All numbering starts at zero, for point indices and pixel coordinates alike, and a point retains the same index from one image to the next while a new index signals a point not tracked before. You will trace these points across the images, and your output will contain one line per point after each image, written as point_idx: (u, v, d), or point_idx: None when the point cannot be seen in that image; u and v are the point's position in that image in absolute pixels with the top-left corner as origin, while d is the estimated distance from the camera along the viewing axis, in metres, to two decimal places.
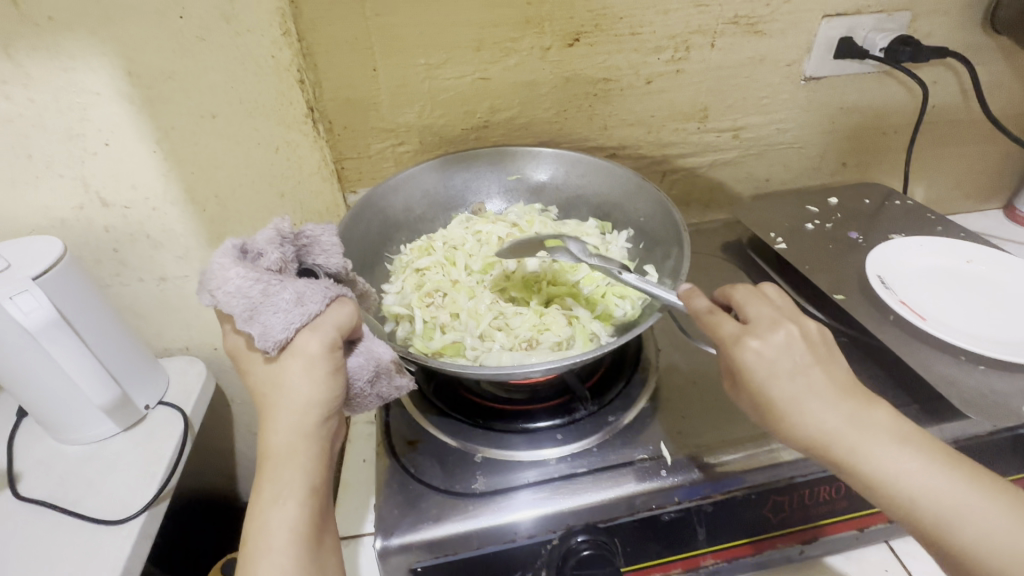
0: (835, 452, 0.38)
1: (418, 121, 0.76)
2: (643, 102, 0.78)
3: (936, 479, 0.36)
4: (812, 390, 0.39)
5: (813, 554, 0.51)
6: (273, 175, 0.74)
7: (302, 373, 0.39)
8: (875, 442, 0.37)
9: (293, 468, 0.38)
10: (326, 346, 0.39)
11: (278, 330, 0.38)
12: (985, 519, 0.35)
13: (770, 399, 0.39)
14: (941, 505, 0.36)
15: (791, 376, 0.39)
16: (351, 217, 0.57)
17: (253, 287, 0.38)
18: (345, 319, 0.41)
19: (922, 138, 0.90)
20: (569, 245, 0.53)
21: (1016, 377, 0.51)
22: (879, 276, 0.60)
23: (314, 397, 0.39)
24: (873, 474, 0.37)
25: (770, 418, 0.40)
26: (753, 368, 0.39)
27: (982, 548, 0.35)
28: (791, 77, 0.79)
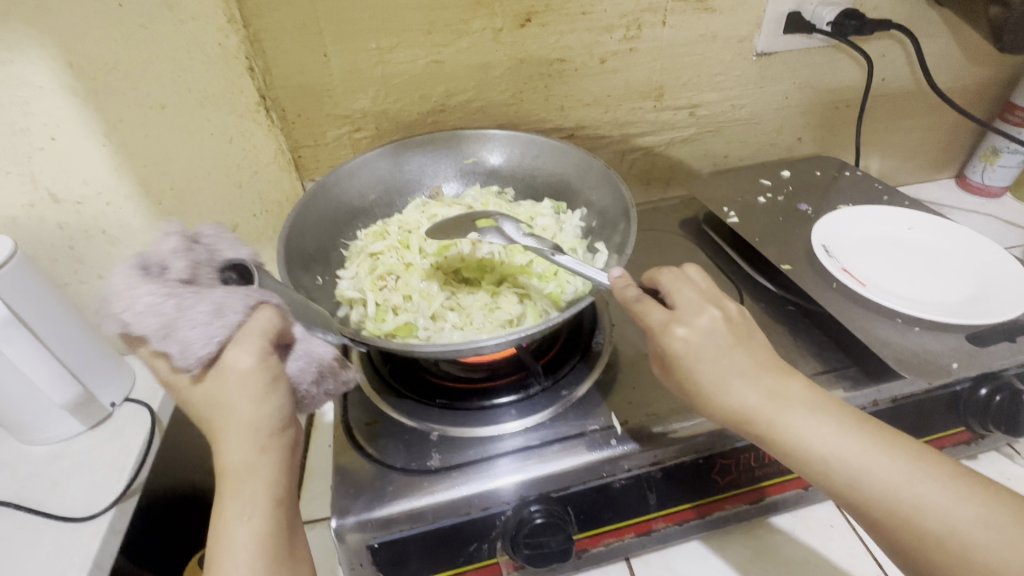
0: (754, 425, 0.41)
1: (373, 107, 0.76)
2: (598, 82, 0.79)
3: (844, 443, 0.39)
4: (732, 369, 0.42)
5: (761, 513, 0.54)
6: (229, 166, 0.74)
7: (240, 390, 0.38)
8: (785, 412, 0.40)
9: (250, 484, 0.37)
10: (256, 359, 0.38)
11: (199, 345, 0.37)
12: (887, 472, 0.38)
13: (696, 380, 0.42)
14: (850, 464, 0.38)
15: (713, 357, 0.42)
16: (300, 206, 0.56)
17: (166, 304, 0.37)
18: (268, 323, 0.39)
19: (874, 110, 0.91)
20: (502, 225, 0.55)
21: (948, 337, 0.53)
22: (823, 246, 0.62)
23: (260, 411, 0.38)
24: (787, 440, 0.40)
25: (698, 397, 0.43)
26: (681, 354, 0.42)
27: (890, 496, 0.37)
28: (743, 53, 0.80)
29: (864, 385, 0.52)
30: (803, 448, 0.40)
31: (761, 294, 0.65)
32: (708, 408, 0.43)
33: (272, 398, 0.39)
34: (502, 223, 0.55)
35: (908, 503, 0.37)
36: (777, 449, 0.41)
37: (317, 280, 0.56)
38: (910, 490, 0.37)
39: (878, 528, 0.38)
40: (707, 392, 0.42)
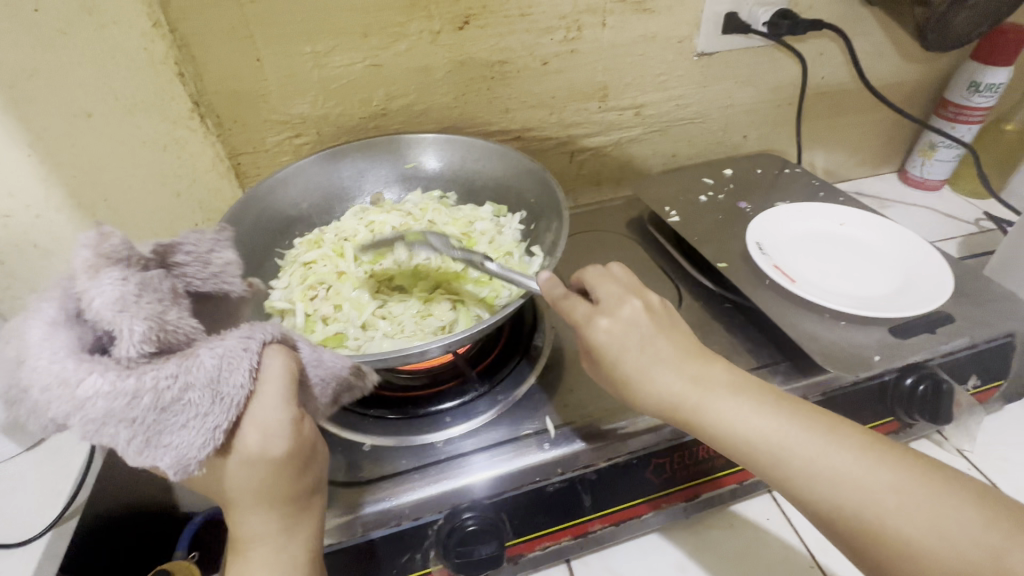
0: (682, 409, 0.41)
1: (312, 112, 0.74)
2: (541, 83, 0.78)
3: (765, 422, 0.40)
4: (654, 351, 0.42)
5: (700, 510, 0.54)
6: (165, 174, 0.73)
7: (273, 471, 0.36)
8: (702, 386, 0.41)
9: (293, 558, 0.38)
10: (294, 441, 0.36)
11: (195, 446, 0.32)
12: (803, 445, 0.39)
13: (622, 371, 0.43)
14: (770, 444, 0.39)
15: (637, 336, 0.42)
16: (227, 217, 0.55)
17: (138, 404, 0.30)
18: (292, 380, 0.36)
19: (816, 107, 0.93)
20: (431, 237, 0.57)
21: (872, 330, 0.54)
22: (757, 243, 0.63)
23: (300, 487, 0.38)
24: (707, 420, 0.41)
25: (626, 389, 0.43)
26: (607, 346, 0.43)
27: (808, 473, 0.38)
28: (684, 53, 0.81)
29: (794, 378, 0.53)
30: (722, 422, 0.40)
31: (701, 292, 0.65)
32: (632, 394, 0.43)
33: (317, 464, 0.39)
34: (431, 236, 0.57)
35: (825, 470, 0.38)
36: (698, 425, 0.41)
37: None
38: (825, 461, 0.38)
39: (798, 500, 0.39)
40: (632, 371, 0.42)
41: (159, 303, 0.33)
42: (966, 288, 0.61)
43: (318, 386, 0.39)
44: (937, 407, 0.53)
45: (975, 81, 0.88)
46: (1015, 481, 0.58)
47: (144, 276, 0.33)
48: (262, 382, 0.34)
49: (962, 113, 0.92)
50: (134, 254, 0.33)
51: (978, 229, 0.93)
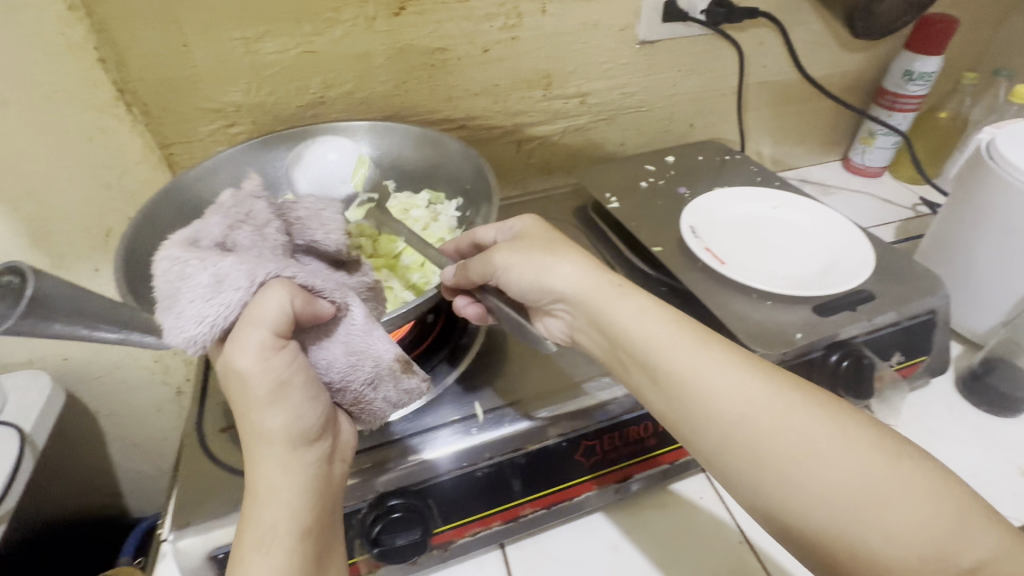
0: (598, 290, 0.45)
1: (246, 100, 0.72)
2: (483, 71, 0.78)
3: (679, 339, 0.42)
4: (557, 239, 0.49)
5: (631, 491, 0.55)
6: (91, 166, 0.70)
7: (253, 404, 0.35)
8: (596, 270, 0.46)
9: (270, 511, 0.36)
10: (255, 365, 0.34)
11: (186, 324, 0.33)
12: (729, 388, 0.39)
13: (534, 241, 0.48)
14: (689, 361, 0.41)
15: (539, 231, 0.50)
16: (139, 217, 0.52)
17: (167, 270, 0.33)
18: (274, 312, 0.34)
19: (761, 96, 0.95)
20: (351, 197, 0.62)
21: (797, 310, 0.55)
22: (691, 226, 0.63)
23: (279, 432, 0.36)
24: (613, 306, 0.44)
25: (536, 252, 0.47)
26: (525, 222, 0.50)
27: (715, 397, 0.39)
28: (626, 41, 0.81)
29: None
30: (622, 315, 0.44)
31: (639, 277, 0.66)
32: (540, 280, 0.46)
33: (297, 412, 0.37)
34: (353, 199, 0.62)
35: (743, 397, 0.39)
36: (596, 306, 0.45)
37: None
38: (744, 394, 0.39)
39: (727, 453, 0.39)
40: (541, 252, 0.47)
41: (257, 224, 0.38)
42: (890, 268, 0.63)
43: (338, 342, 0.39)
44: (861, 382, 0.54)
45: (908, 70, 0.91)
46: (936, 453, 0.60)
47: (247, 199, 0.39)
48: (248, 304, 0.34)
49: (898, 101, 0.95)
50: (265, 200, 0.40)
51: (915, 213, 0.96)
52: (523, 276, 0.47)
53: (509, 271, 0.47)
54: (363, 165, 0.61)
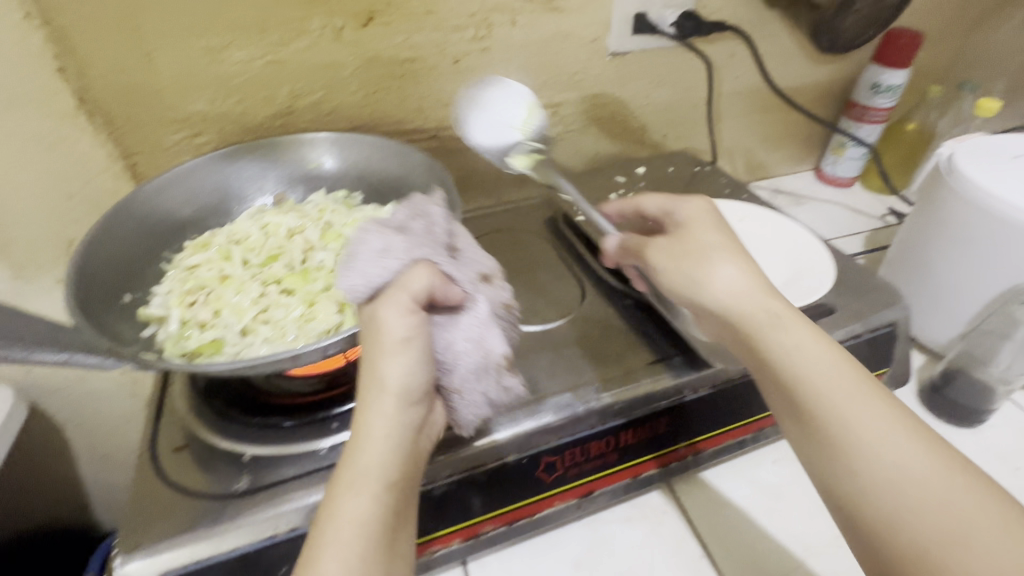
0: (747, 312, 0.47)
1: (212, 110, 0.71)
2: (454, 82, 0.78)
3: (815, 363, 0.44)
4: (715, 237, 0.50)
5: (593, 506, 0.55)
6: (53, 176, 0.68)
7: (380, 352, 0.41)
8: (750, 271, 0.48)
9: (366, 456, 0.39)
10: (390, 317, 0.41)
11: (357, 276, 0.42)
12: (853, 412, 0.41)
13: (697, 239, 0.50)
14: (815, 381, 0.43)
15: (700, 228, 0.51)
16: (95, 229, 0.51)
17: (359, 243, 0.44)
18: (416, 283, 0.42)
19: (733, 107, 0.96)
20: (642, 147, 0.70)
21: None
22: None
23: (392, 385, 0.41)
24: (757, 329, 0.46)
25: (690, 256, 0.49)
26: (691, 218, 0.52)
27: (839, 416, 0.41)
28: (597, 53, 0.82)
29: (683, 374, 0.55)
30: (739, 301, 0.47)
31: (606, 290, 0.66)
32: (696, 285, 0.48)
33: (411, 372, 0.42)
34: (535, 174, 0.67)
35: (862, 423, 0.41)
36: (722, 302, 0.47)
37: (122, 299, 0.51)
38: (866, 422, 0.41)
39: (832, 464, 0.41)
40: (694, 259, 0.49)
41: (429, 223, 0.48)
42: (851, 281, 0.64)
43: (457, 332, 0.44)
44: None
45: (876, 83, 0.93)
46: None
47: (421, 211, 0.48)
48: (399, 271, 0.43)
49: (867, 113, 0.96)
50: (439, 215, 0.49)
51: (883, 223, 0.97)
52: (675, 283, 0.49)
53: (665, 268, 0.51)
54: None
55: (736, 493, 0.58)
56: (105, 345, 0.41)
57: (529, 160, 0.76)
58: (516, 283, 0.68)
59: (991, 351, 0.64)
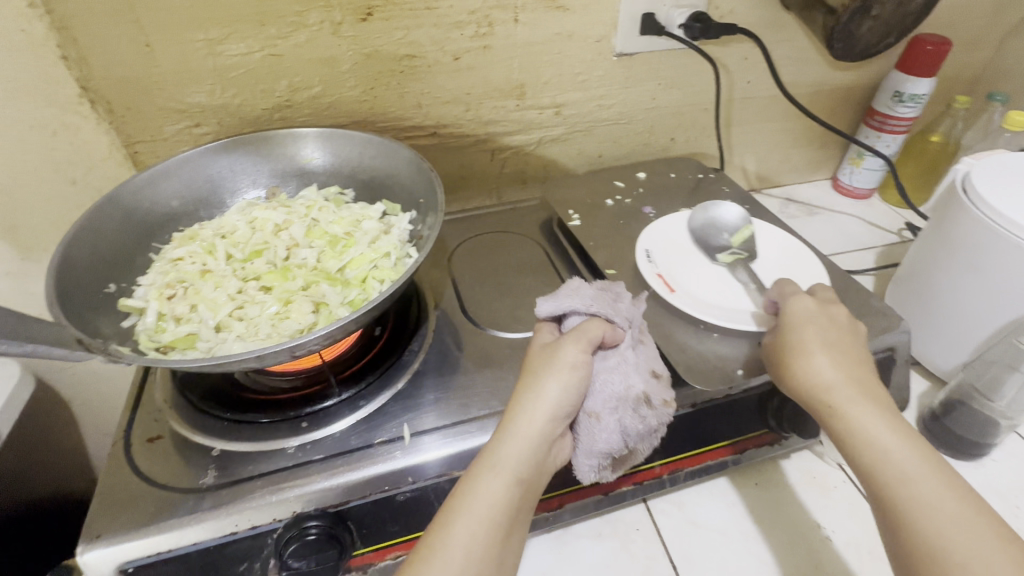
0: (831, 394, 0.45)
1: (211, 101, 0.71)
2: (454, 79, 0.77)
3: (863, 414, 0.44)
4: (816, 334, 0.49)
5: (563, 519, 0.54)
6: (57, 161, 0.70)
7: (541, 369, 0.47)
8: (841, 360, 0.47)
9: (511, 448, 0.43)
10: (564, 349, 0.46)
11: (557, 306, 0.50)
12: (888, 453, 0.42)
13: (802, 335, 0.49)
14: (859, 424, 0.43)
15: (800, 322, 0.50)
16: (81, 219, 0.51)
17: (565, 288, 0.51)
18: (596, 329, 0.48)
19: (745, 111, 0.92)
20: (739, 222, 0.68)
21: (741, 344, 0.56)
22: (647, 250, 0.65)
23: (546, 395, 0.45)
24: (837, 410, 0.45)
25: (786, 354, 0.49)
26: (801, 310, 0.51)
27: (880, 455, 0.42)
28: (603, 53, 0.80)
29: None
30: (815, 372, 0.47)
31: None
32: (793, 357, 0.48)
33: (568, 393, 0.45)
34: (722, 218, 0.69)
35: (898, 466, 0.41)
36: (800, 380, 0.47)
37: (105, 289, 0.52)
38: (902, 466, 0.41)
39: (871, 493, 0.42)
40: (786, 354, 0.49)
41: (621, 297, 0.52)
42: (847, 301, 0.61)
43: (605, 377, 0.47)
44: (802, 422, 0.55)
45: (898, 92, 0.88)
46: None
47: (617, 288, 0.53)
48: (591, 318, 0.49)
49: (887, 123, 0.92)
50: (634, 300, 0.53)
51: (898, 238, 0.93)
52: (773, 356, 0.50)
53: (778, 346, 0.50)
54: (747, 230, 0.68)
55: (714, 514, 0.57)
56: (75, 338, 0.42)
57: (732, 257, 0.65)
58: (503, 286, 0.67)
59: (994, 384, 0.59)
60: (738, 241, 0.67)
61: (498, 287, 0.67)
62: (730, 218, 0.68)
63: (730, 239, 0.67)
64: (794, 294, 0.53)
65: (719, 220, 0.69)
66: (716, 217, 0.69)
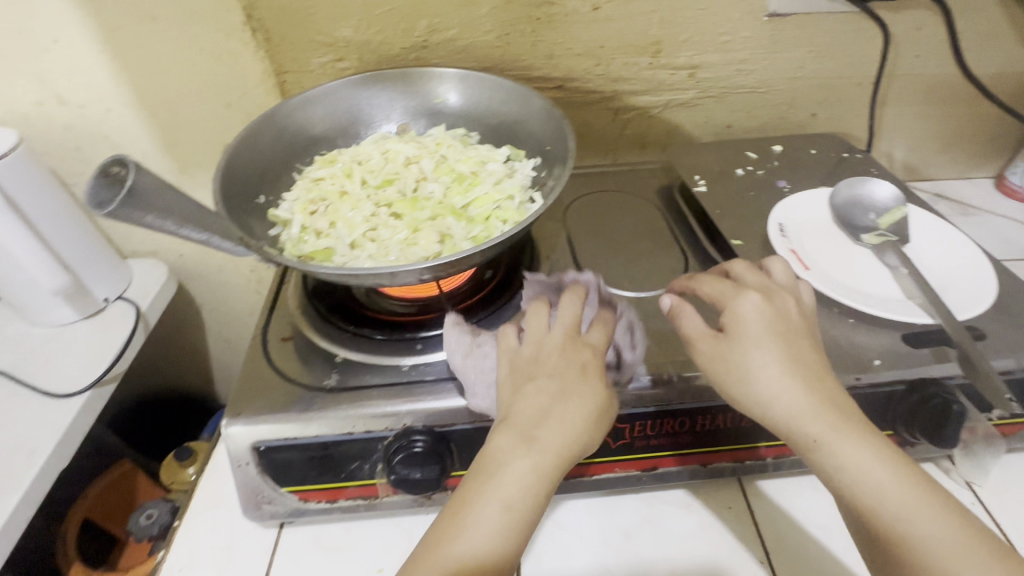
0: (808, 432, 0.40)
1: (355, 37, 0.74)
2: (589, 30, 0.75)
3: (848, 447, 0.39)
4: (768, 356, 0.41)
5: (653, 482, 0.53)
6: (217, 84, 0.75)
7: (525, 386, 0.42)
8: (806, 381, 0.41)
9: (506, 483, 0.38)
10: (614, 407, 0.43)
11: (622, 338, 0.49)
12: (882, 485, 0.38)
13: (748, 359, 0.41)
14: (841, 459, 0.39)
15: (753, 338, 0.42)
16: (244, 133, 0.57)
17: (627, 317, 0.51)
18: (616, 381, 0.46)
19: (907, 89, 0.82)
20: (888, 203, 0.63)
21: (881, 334, 0.52)
22: (779, 224, 0.60)
23: (568, 441, 0.40)
24: (820, 446, 0.40)
25: (735, 382, 0.42)
26: (747, 319, 0.43)
27: (875, 491, 0.38)
28: (753, 13, 0.74)
29: None
30: (777, 396, 0.40)
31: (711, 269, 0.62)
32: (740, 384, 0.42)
33: (574, 435, 0.41)
34: (871, 195, 0.63)
35: (897, 500, 0.38)
36: (763, 404, 0.41)
37: (256, 200, 0.57)
38: (900, 500, 0.38)
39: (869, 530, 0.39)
40: (729, 380, 0.42)
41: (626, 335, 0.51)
42: (1014, 305, 0.54)
43: None
44: (941, 429, 0.48)
45: None
46: (1022, 524, 0.52)
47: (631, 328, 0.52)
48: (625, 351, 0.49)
49: None
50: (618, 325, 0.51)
51: None
52: (718, 373, 0.43)
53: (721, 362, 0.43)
54: (897, 211, 0.62)
55: (816, 509, 0.54)
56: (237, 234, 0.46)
57: (878, 237, 0.59)
58: (617, 245, 0.66)
59: None
60: (886, 221, 0.61)
61: (612, 247, 0.66)
62: (880, 197, 0.63)
63: (876, 220, 0.61)
64: (729, 295, 0.45)
65: (867, 198, 0.63)
66: (864, 193, 0.64)
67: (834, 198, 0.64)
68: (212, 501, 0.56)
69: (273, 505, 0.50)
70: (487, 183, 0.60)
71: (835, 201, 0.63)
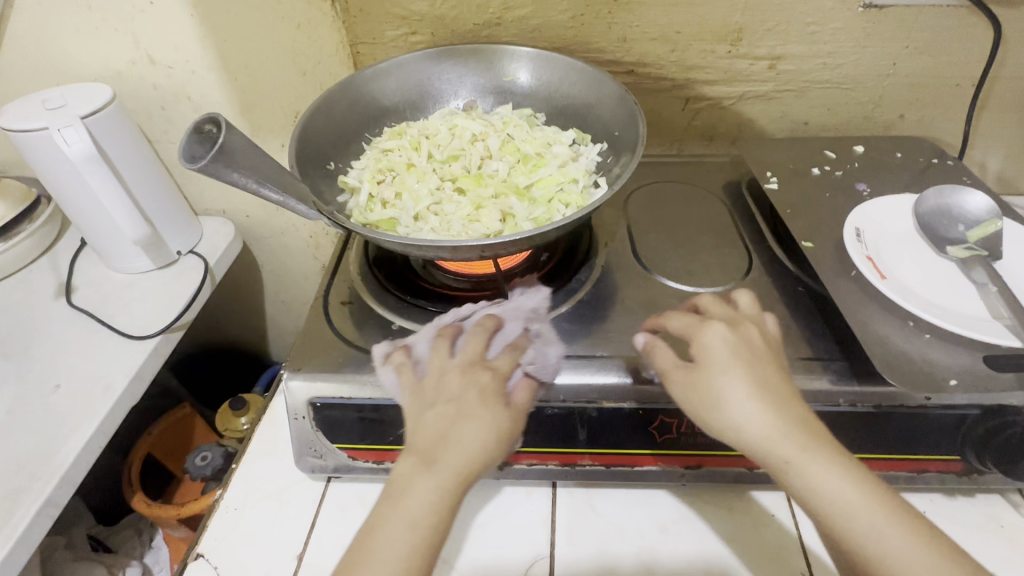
0: (779, 452, 0.38)
1: (430, 11, 0.75)
2: (668, 14, 0.72)
3: (818, 466, 0.37)
4: (737, 381, 0.40)
5: (694, 481, 0.53)
6: (296, 54, 0.77)
7: (427, 412, 0.41)
8: (773, 403, 0.39)
9: (412, 502, 0.36)
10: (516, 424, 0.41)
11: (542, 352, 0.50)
12: (850, 505, 0.36)
13: (718, 383, 0.40)
14: (807, 480, 0.37)
15: (720, 365, 0.41)
16: (320, 100, 0.58)
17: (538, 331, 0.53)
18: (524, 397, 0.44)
19: (1011, 93, 0.76)
20: (982, 216, 0.58)
21: (958, 353, 0.48)
22: (856, 229, 0.57)
23: (476, 455, 0.38)
24: (790, 465, 0.38)
25: (704, 406, 0.40)
26: (715, 349, 0.42)
27: (842, 512, 0.36)
28: (847, 2, 0.70)
29: (844, 381, 0.48)
30: (745, 420, 0.39)
31: (775, 270, 0.60)
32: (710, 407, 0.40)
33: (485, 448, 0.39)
34: (963, 206, 0.59)
35: (867, 524, 0.36)
36: (730, 425, 0.39)
37: (328, 166, 0.59)
38: (871, 523, 0.36)
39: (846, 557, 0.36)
40: (704, 408, 0.40)
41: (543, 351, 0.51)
42: None
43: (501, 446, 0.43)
44: (1015, 460, 0.46)
45: None
46: None
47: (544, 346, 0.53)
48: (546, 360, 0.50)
49: None
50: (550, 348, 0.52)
51: None
52: (688, 400, 0.42)
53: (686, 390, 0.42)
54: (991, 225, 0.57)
55: None
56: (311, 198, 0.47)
57: (965, 251, 0.55)
58: (678, 239, 0.64)
59: None
60: (976, 233, 0.57)
61: (672, 240, 0.64)
62: (974, 209, 0.59)
63: (965, 232, 0.57)
64: (699, 325, 0.44)
65: (957, 210, 0.59)
66: (954, 204, 0.59)
67: (919, 206, 0.60)
68: (267, 448, 0.59)
69: (322, 460, 0.52)
70: (551, 164, 0.59)
71: (921, 209, 0.60)
